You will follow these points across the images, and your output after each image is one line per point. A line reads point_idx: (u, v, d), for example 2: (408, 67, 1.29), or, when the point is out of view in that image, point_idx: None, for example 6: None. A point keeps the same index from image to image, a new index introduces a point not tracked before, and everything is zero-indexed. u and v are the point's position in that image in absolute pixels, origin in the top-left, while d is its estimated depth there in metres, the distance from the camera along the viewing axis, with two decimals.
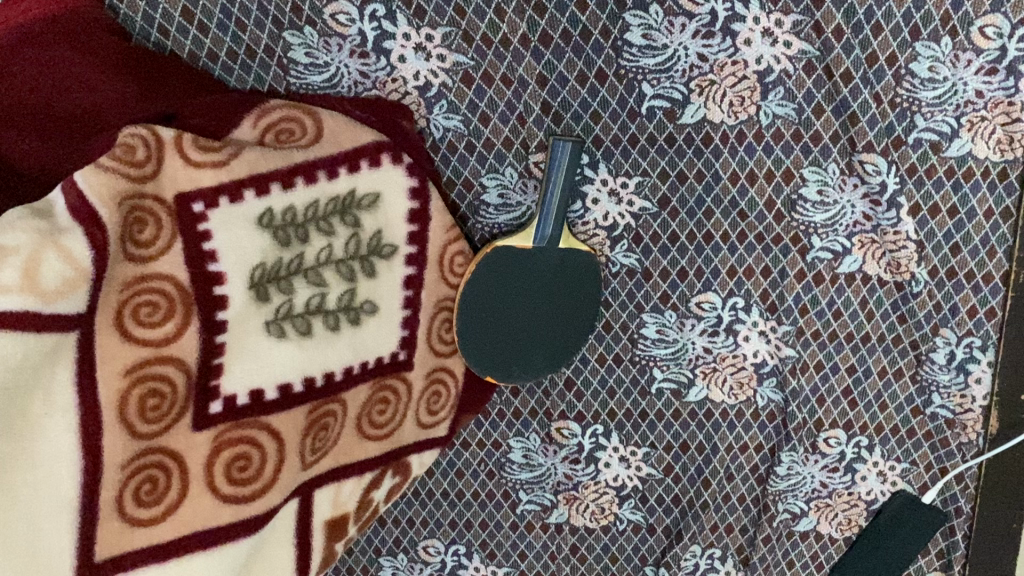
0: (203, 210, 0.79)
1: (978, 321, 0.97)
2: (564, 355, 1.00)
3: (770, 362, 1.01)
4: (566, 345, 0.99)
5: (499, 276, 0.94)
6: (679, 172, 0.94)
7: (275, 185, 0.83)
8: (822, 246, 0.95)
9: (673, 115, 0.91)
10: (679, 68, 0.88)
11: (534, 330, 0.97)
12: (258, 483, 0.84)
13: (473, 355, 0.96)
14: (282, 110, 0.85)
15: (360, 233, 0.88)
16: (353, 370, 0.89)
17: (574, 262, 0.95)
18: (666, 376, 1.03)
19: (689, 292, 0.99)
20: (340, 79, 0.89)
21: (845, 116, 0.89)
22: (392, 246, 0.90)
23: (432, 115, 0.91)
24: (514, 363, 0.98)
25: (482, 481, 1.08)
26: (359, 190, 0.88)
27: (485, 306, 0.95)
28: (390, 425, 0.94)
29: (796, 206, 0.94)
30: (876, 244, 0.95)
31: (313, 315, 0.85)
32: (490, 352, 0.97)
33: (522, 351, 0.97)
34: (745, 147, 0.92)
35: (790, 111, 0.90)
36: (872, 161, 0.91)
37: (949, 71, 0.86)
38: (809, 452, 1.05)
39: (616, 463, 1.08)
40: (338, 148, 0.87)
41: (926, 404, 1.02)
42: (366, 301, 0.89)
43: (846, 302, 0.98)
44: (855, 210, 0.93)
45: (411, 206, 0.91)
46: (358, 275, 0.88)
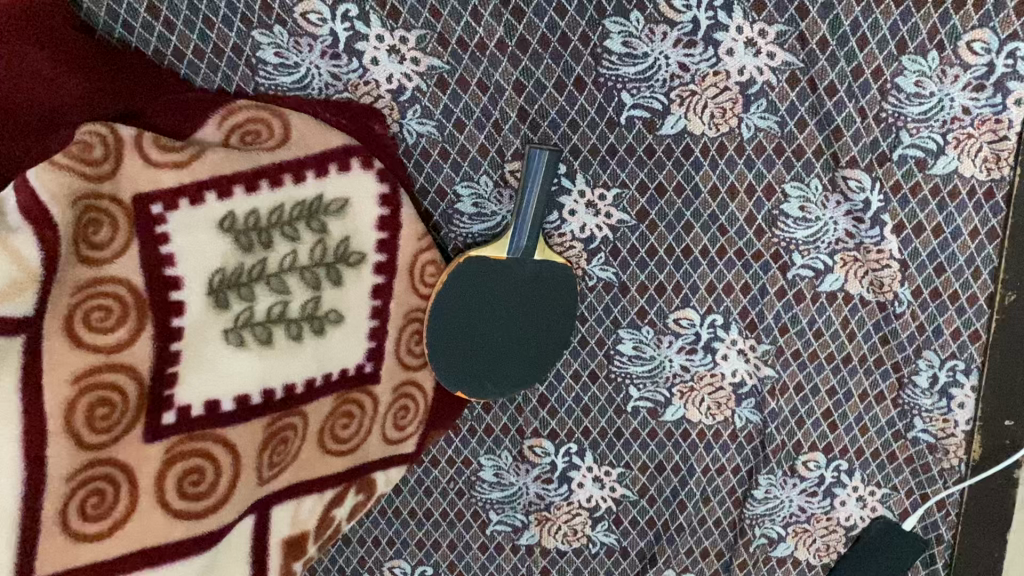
0: (162, 212, 0.76)
1: (961, 344, 0.95)
2: (538, 371, 0.97)
3: (749, 382, 0.98)
4: (541, 360, 0.96)
5: (471, 285, 0.91)
6: (657, 184, 0.91)
7: (239, 188, 0.79)
8: (803, 263, 0.93)
9: (652, 126, 0.88)
10: (660, 77, 0.86)
11: (507, 344, 0.94)
12: (211, 499, 0.80)
13: (442, 365, 0.92)
14: (249, 110, 0.83)
15: (327, 239, 0.84)
16: (316, 383, 0.85)
17: (549, 274, 0.92)
18: (642, 395, 1.00)
19: (666, 308, 0.96)
20: (310, 81, 0.85)
21: (828, 131, 0.87)
22: (360, 254, 0.86)
23: (405, 119, 0.88)
24: (485, 376, 0.94)
25: (451, 500, 1.04)
26: (327, 196, 0.84)
27: (457, 316, 0.91)
28: (353, 440, 0.90)
29: (777, 222, 0.91)
30: (859, 263, 0.92)
31: (275, 324, 0.81)
32: (459, 364, 0.93)
33: (494, 364, 0.94)
34: (726, 160, 0.89)
35: (772, 124, 0.87)
36: (856, 177, 0.89)
37: (936, 87, 0.85)
38: (788, 475, 1.02)
39: (590, 483, 1.04)
40: (305, 151, 0.83)
41: (908, 428, 1.00)
42: (331, 311, 0.84)
43: (827, 321, 0.95)
44: (838, 227, 0.91)
45: (381, 213, 0.86)
46: (323, 284, 0.83)
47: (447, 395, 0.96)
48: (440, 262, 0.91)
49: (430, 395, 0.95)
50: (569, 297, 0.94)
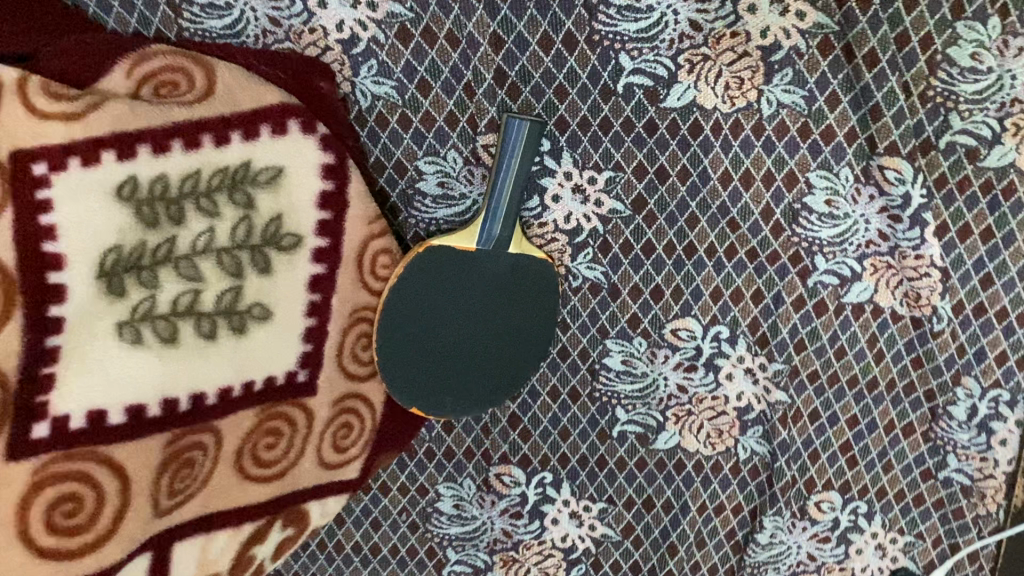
0: (46, 173, 0.60)
1: (1007, 370, 0.81)
2: (511, 386, 0.82)
3: (756, 408, 0.83)
4: (513, 374, 0.82)
5: (433, 283, 0.76)
6: (659, 168, 0.76)
7: (145, 147, 0.63)
8: (827, 268, 0.78)
9: (654, 96, 0.73)
10: (666, 37, 0.72)
11: (474, 353, 0.79)
12: (91, 534, 0.63)
13: (396, 379, 0.77)
14: (167, 57, 0.67)
15: (253, 217, 0.67)
16: (232, 393, 0.69)
17: (526, 272, 0.78)
18: (631, 419, 0.85)
19: (663, 316, 0.81)
20: (244, 26, 0.71)
21: (865, 109, 0.72)
22: (296, 237, 0.69)
23: (358, 77, 0.73)
24: (448, 392, 0.80)
25: (403, 535, 0.88)
26: (255, 163, 0.68)
27: (414, 321, 0.76)
28: (279, 465, 0.74)
29: (799, 217, 0.76)
30: (893, 270, 0.78)
31: (181, 318, 0.65)
32: (416, 377, 0.78)
33: (458, 375, 0.79)
34: (741, 142, 0.74)
35: (798, 99, 0.73)
36: (895, 167, 0.74)
37: (994, 61, 0.71)
38: (797, 518, 0.87)
39: (566, 520, 0.89)
40: (231, 108, 0.67)
41: (939, 466, 0.85)
42: (255, 304, 0.68)
43: (851, 338, 0.80)
44: (871, 227, 0.76)
45: (323, 187, 0.71)
46: (247, 271, 0.67)
47: (400, 413, 0.80)
48: (396, 253, 0.76)
49: (379, 412, 0.79)
50: (548, 301, 0.80)
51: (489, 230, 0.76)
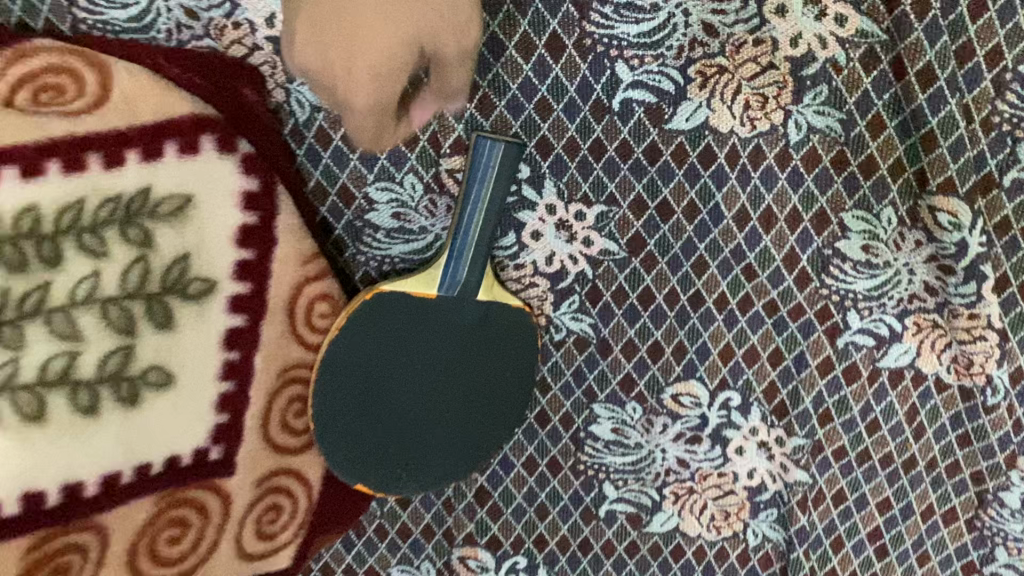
0: None
1: None
2: (479, 455, 0.68)
3: (769, 488, 0.70)
4: (483, 441, 0.68)
5: (382, 337, 0.62)
6: (661, 203, 0.63)
7: (10, 171, 0.49)
8: (861, 327, 0.65)
9: (657, 116, 0.60)
10: (673, 43, 0.58)
11: (436, 418, 0.65)
12: None
13: (336, 452, 0.63)
14: (49, 54, 0.52)
15: (150, 259, 0.54)
16: (120, 479, 0.54)
17: (497, 323, 0.65)
18: (620, 496, 0.71)
19: (662, 379, 0.68)
20: (153, 19, 0.56)
21: (915, 137, 0.59)
22: (207, 283, 0.56)
23: (294, 84, 0.59)
24: (402, 464, 0.66)
25: None
26: (157, 191, 0.54)
27: (359, 380, 0.62)
28: (187, 561, 0.59)
29: (829, 266, 0.63)
30: (940, 331, 0.64)
31: (52, 390, 0.51)
32: (362, 449, 0.64)
33: (415, 443, 0.66)
34: (762, 174, 0.61)
35: (833, 123, 0.59)
36: (949, 209, 0.60)
37: None
38: None
39: None
40: (128, 120, 0.53)
41: (985, 560, 0.71)
42: (152, 369, 0.54)
43: (887, 410, 0.67)
44: (914, 279, 0.63)
45: (244, 221, 0.57)
46: (141, 327, 0.54)
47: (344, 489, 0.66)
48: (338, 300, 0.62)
49: (316, 489, 0.65)
50: (523, 355, 0.66)
51: (453, 272, 0.62)
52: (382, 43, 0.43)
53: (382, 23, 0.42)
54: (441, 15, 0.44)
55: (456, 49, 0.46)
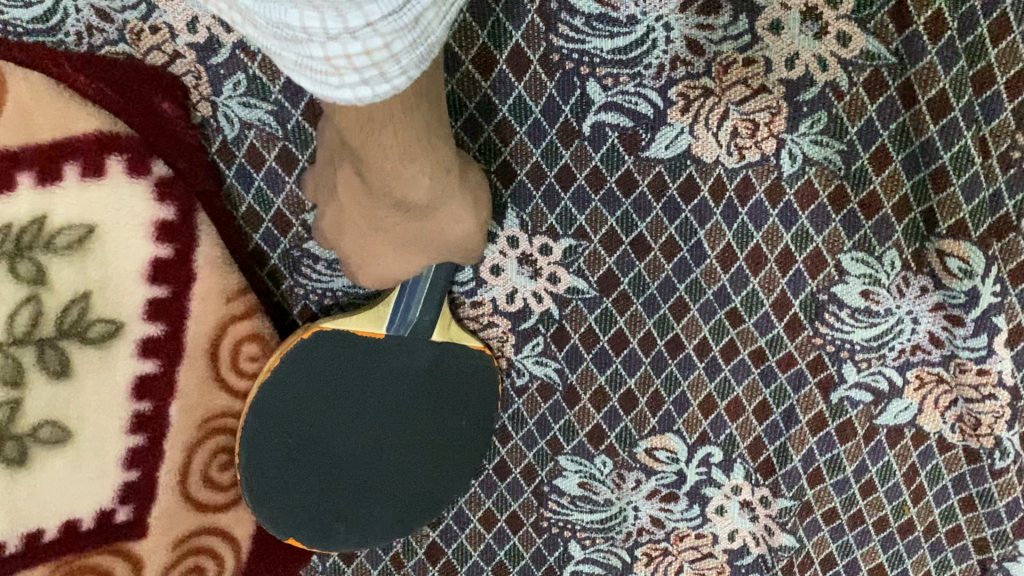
0: None
1: None
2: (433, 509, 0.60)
3: (753, 551, 0.64)
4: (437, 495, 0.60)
5: (320, 381, 0.54)
6: (636, 238, 0.56)
7: None
8: (858, 381, 0.58)
9: (633, 143, 0.53)
10: (651, 62, 0.51)
11: (379, 471, 0.57)
12: None
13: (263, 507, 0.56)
14: None
15: (44, 299, 0.48)
16: (4, 550, 0.49)
17: (452, 365, 0.57)
18: (587, 556, 0.65)
19: (635, 432, 0.61)
20: (61, 20, 0.48)
21: (925, 173, 0.51)
22: (112, 324, 0.50)
23: (221, 96, 0.51)
24: (342, 521, 0.58)
25: None
26: (53, 220, 0.48)
27: (292, 433, 0.54)
28: None
29: (823, 313, 0.56)
30: (945, 386, 0.57)
31: None
32: (294, 505, 0.56)
33: (356, 499, 0.58)
34: (751, 210, 0.54)
35: (832, 156, 0.52)
36: (959, 255, 0.52)
37: None
38: None
39: None
40: (22, 139, 0.47)
41: None
42: (45, 424, 0.49)
43: (884, 471, 0.60)
44: (918, 329, 0.56)
45: (157, 254, 0.50)
46: (32, 376, 0.48)
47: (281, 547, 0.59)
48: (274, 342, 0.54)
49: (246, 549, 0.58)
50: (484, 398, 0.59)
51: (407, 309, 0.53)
52: (382, 267, 0.47)
53: (387, 257, 0.46)
54: (446, 253, 0.48)
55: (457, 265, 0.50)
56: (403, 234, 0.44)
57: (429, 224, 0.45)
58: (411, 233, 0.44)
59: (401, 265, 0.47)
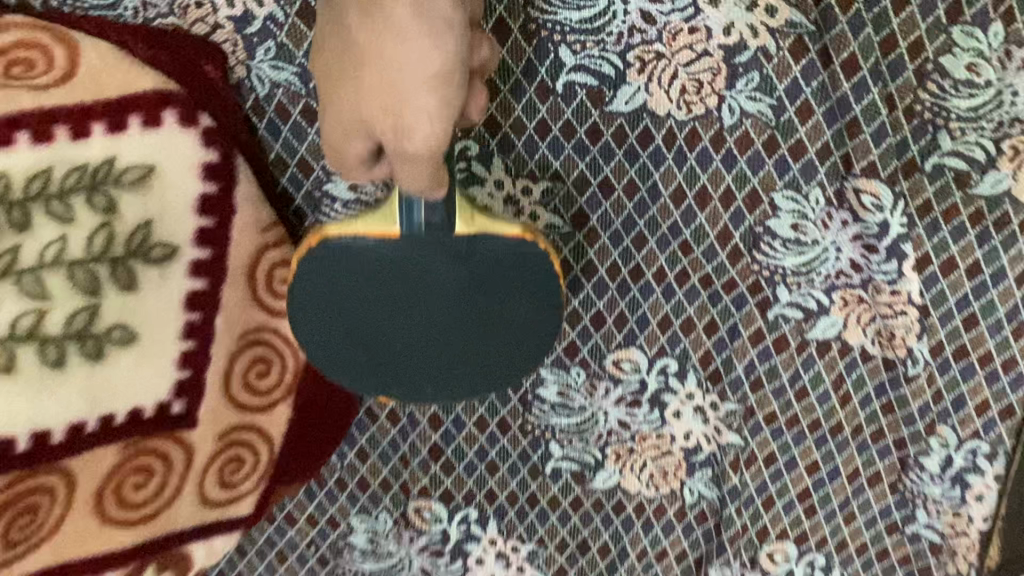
0: None
1: (988, 422, 0.71)
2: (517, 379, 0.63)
3: (705, 449, 0.75)
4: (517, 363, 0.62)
5: (353, 276, 0.57)
6: (602, 180, 0.66)
7: None
8: (790, 300, 0.69)
9: (599, 98, 0.63)
10: (614, 30, 0.61)
11: (441, 344, 0.60)
12: None
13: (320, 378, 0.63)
14: (17, 31, 0.56)
15: (115, 225, 0.58)
16: (85, 429, 0.59)
17: (489, 250, 0.57)
18: (565, 455, 0.76)
19: (604, 346, 0.72)
20: None
21: (841, 124, 0.62)
22: (169, 248, 0.60)
23: (254, 61, 0.61)
24: (410, 383, 0.62)
25: (310, 568, 0.81)
26: (121, 161, 0.58)
27: (341, 319, 0.59)
28: (152, 504, 0.64)
29: (759, 243, 0.67)
30: (864, 306, 0.68)
31: (21, 345, 0.55)
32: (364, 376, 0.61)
33: (425, 366, 0.61)
34: (698, 154, 0.64)
35: (764, 109, 0.62)
36: (872, 192, 0.64)
37: (995, 73, 0.60)
38: (747, 568, 0.79)
39: (492, 560, 0.81)
40: (95, 95, 0.57)
41: (905, 521, 0.76)
42: (116, 327, 0.58)
43: (814, 379, 0.71)
44: (841, 256, 0.67)
45: (205, 190, 0.61)
46: (106, 288, 0.58)
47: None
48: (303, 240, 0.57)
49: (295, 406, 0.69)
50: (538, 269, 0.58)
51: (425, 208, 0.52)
52: (340, 116, 0.46)
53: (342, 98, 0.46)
54: (384, 71, 0.43)
55: (398, 151, 0.45)
56: (355, 62, 0.45)
57: (372, 36, 0.43)
58: (361, 51, 0.44)
59: (353, 104, 0.45)
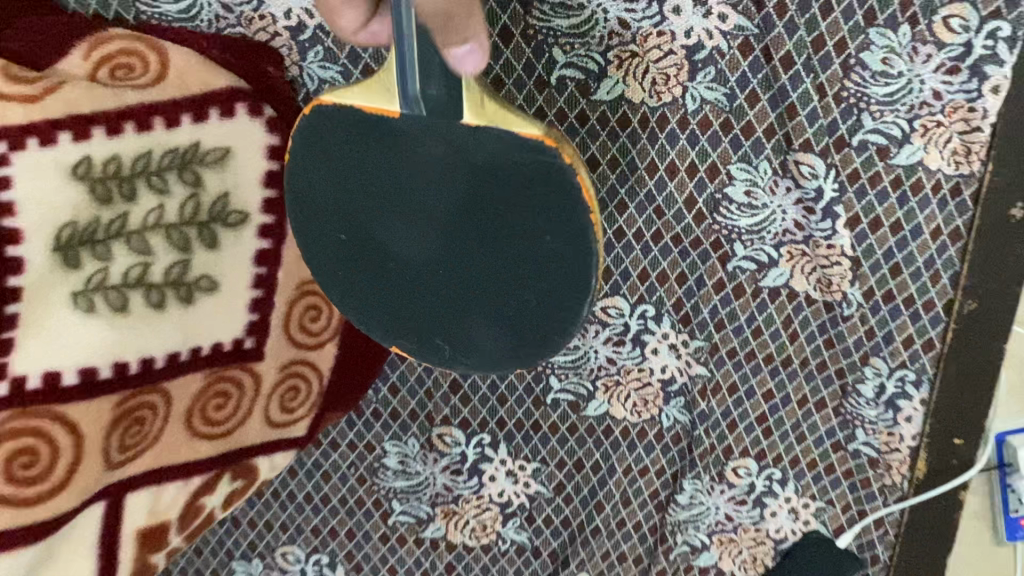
0: (5, 151, 0.66)
1: (913, 353, 0.86)
2: (553, 323, 0.61)
3: (678, 380, 0.92)
4: (537, 311, 0.61)
5: (362, 192, 0.62)
6: (591, 157, 0.83)
7: (99, 129, 0.70)
8: (745, 254, 0.85)
9: (586, 90, 0.79)
10: (597, 34, 0.76)
11: (450, 281, 0.63)
12: (45, 484, 0.68)
13: (356, 309, 0.70)
14: (122, 41, 0.74)
15: (201, 195, 0.73)
16: (180, 357, 0.75)
17: (488, 146, 0.56)
18: (563, 387, 0.94)
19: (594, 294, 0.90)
20: (198, 12, 0.76)
21: (782, 108, 0.77)
22: (242, 214, 0.76)
23: (306, 62, 0.76)
24: (429, 319, 0.66)
25: (352, 486, 1.01)
26: (204, 144, 0.73)
27: (355, 237, 0.65)
28: (229, 423, 0.80)
29: (719, 207, 0.83)
30: (807, 258, 0.84)
31: (132, 289, 0.71)
32: (387, 304, 0.67)
33: (440, 304, 0.65)
34: (667, 135, 0.80)
35: (719, 97, 0.78)
36: (808, 163, 0.79)
37: (905, 66, 0.74)
38: (715, 481, 0.96)
39: (502, 477, 0.99)
40: (181, 91, 0.73)
41: (848, 439, 0.91)
42: (203, 276, 0.74)
43: (768, 319, 0.87)
44: (786, 216, 0.82)
45: (269, 167, 0.77)
46: (195, 246, 0.73)
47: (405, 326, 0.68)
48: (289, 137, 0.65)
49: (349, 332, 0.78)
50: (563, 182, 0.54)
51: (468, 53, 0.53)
52: None
53: None
54: None
55: None
56: None
57: None
58: None
59: None
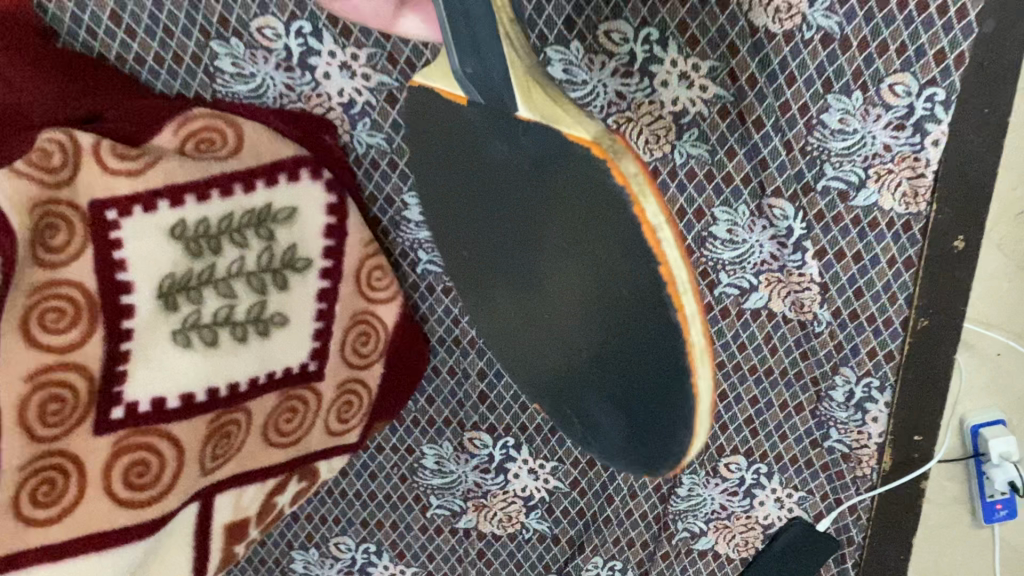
0: (116, 218, 0.82)
1: (876, 363, 1.00)
2: (672, 420, 0.46)
3: None
4: (660, 378, 0.46)
5: (471, 222, 0.62)
6: None
7: (190, 197, 0.85)
8: (730, 282, 0.99)
9: None
10: (599, 104, 0.91)
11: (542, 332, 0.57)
12: (155, 489, 0.85)
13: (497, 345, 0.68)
14: (205, 118, 0.87)
15: (274, 246, 0.90)
16: (259, 380, 0.90)
17: (547, 139, 0.47)
18: None
19: None
20: (266, 90, 0.92)
21: (756, 161, 0.92)
22: (307, 260, 0.92)
23: (356, 131, 0.94)
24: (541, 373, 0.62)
25: (395, 484, 1.16)
26: (275, 204, 0.89)
27: (478, 269, 0.64)
28: (296, 432, 0.96)
29: (706, 242, 0.97)
30: (782, 284, 0.98)
31: (220, 327, 0.86)
32: (519, 350, 0.63)
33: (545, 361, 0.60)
34: (660, 184, 0.95)
35: (703, 152, 0.92)
36: (780, 206, 0.94)
37: (859, 124, 0.88)
38: (710, 475, 1.11)
39: (525, 475, 1.14)
40: (255, 161, 0.89)
41: (824, 437, 1.06)
42: (276, 313, 0.90)
43: (751, 336, 1.02)
44: (764, 249, 0.96)
45: (327, 221, 0.93)
46: (269, 289, 0.89)
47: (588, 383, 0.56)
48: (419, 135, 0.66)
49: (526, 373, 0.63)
50: (626, 219, 0.42)
51: None
52: None
53: None
54: None
55: None
56: None
57: None
58: None
59: None
